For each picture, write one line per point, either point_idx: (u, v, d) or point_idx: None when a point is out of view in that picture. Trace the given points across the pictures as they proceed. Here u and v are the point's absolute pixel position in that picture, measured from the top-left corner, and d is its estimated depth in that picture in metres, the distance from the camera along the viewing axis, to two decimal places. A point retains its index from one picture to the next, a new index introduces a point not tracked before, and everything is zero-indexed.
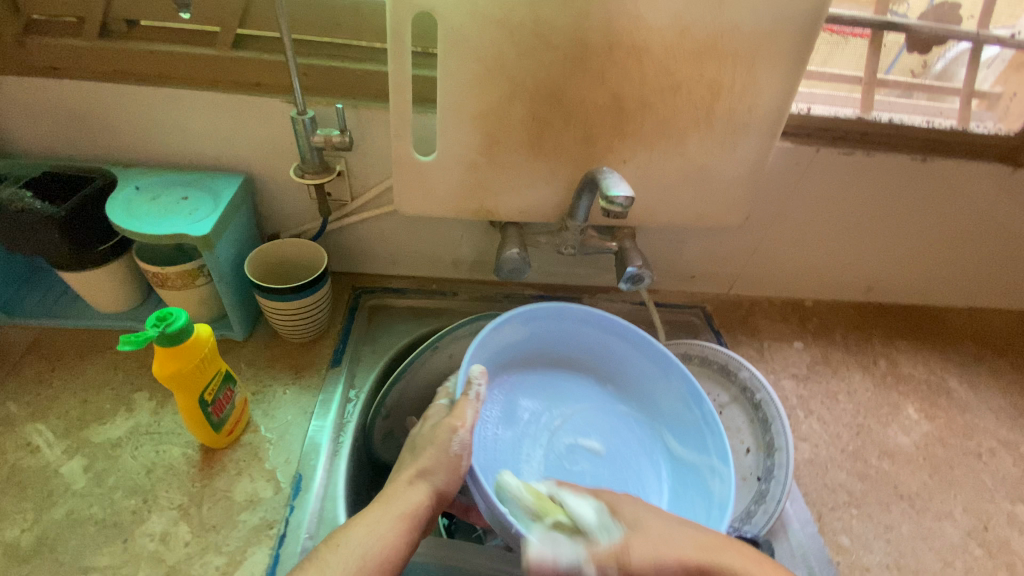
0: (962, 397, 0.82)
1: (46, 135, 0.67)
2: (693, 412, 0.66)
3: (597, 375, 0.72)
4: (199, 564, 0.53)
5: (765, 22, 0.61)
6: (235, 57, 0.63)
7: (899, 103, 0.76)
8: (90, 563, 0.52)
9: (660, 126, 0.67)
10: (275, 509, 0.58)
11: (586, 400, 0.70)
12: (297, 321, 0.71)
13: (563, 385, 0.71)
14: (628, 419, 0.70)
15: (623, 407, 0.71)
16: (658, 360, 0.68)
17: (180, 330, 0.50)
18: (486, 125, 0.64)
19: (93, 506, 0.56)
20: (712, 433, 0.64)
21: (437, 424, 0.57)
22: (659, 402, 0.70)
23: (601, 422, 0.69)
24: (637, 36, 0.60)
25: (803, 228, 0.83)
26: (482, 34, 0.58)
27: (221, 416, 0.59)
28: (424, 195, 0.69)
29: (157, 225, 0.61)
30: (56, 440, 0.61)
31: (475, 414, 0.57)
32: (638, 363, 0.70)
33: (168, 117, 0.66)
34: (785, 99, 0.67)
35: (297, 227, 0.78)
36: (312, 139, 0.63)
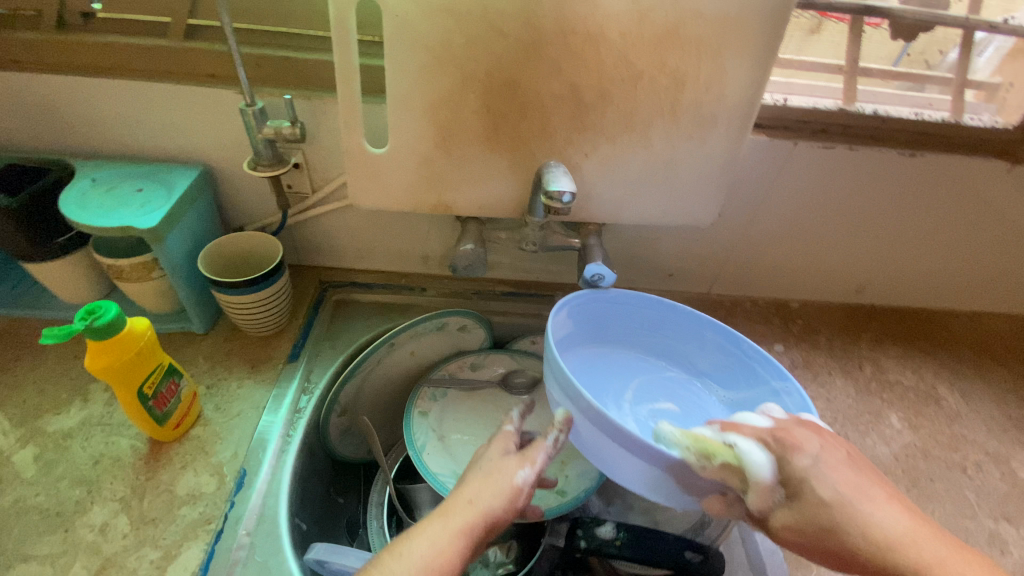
0: (952, 406, 0.77)
1: (8, 127, 0.68)
2: (735, 351, 0.63)
3: (634, 348, 0.69)
4: (134, 557, 0.53)
5: (731, 6, 0.57)
6: (186, 48, 0.63)
7: (883, 93, 0.72)
8: (29, 553, 0.53)
9: (622, 118, 0.64)
10: (216, 503, 0.57)
11: (636, 373, 0.67)
12: (252, 316, 0.70)
13: (610, 361, 0.67)
14: (679, 381, 0.67)
15: (671, 370, 0.67)
16: (691, 314, 0.64)
17: (110, 322, 0.50)
18: (439, 117, 0.62)
19: (38, 496, 0.57)
20: (762, 363, 0.61)
21: (502, 456, 0.50)
22: (701, 358, 0.67)
23: (662, 387, 0.65)
24: (593, 23, 0.57)
25: (786, 225, 0.79)
26: (428, 22, 0.56)
27: (164, 409, 0.58)
28: (380, 189, 0.68)
29: (106, 216, 0.61)
30: (11, 429, 0.62)
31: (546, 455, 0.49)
32: (668, 325, 0.67)
33: (124, 109, 0.66)
34: (757, 90, 0.63)
35: (260, 220, 0.78)
36: (262, 132, 0.62)
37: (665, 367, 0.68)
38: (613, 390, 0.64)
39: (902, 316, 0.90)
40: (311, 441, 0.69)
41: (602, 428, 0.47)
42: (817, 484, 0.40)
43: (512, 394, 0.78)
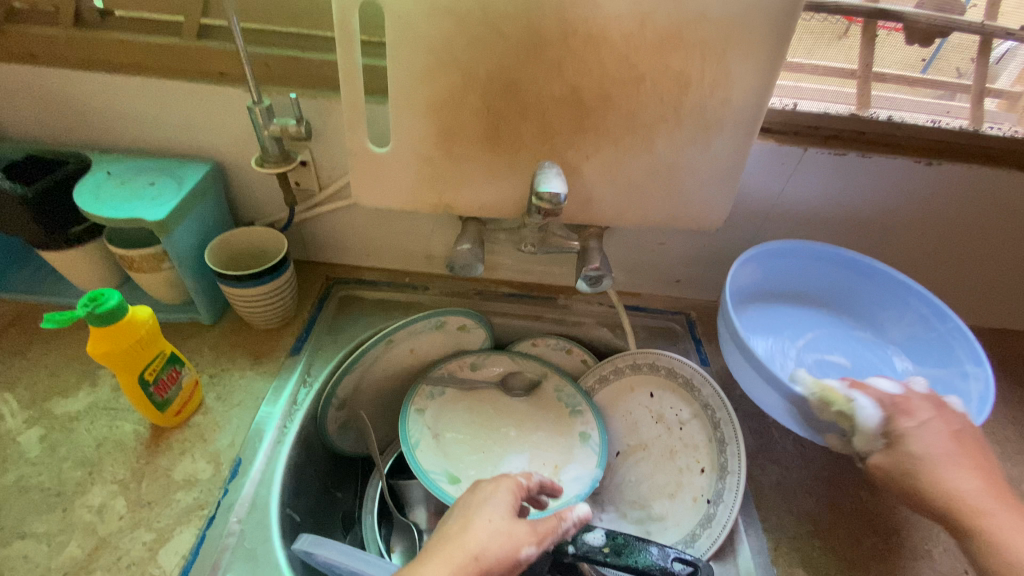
0: None
1: (32, 122, 0.71)
2: (938, 327, 0.68)
3: (824, 305, 0.76)
4: (128, 538, 0.55)
5: (735, 9, 0.56)
6: (198, 47, 0.65)
7: (900, 100, 0.69)
8: (29, 529, 0.55)
9: (623, 121, 0.63)
10: (210, 490, 0.59)
11: (819, 326, 0.74)
12: (259, 309, 0.72)
13: (789, 314, 0.75)
14: (867, 341, 0.73)
15: (865, 332, 0.74)
16: (905, 283, 0.70)
17: (112, 310, 0.52)
18: (439, 118, 0.63)
19: (42, 475, 0.59)
20: (961, 343, 0.65)
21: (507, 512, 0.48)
22: (892, 324, 0.72)
23: (838, 345, 0.72)
24: (593, 25, 0.57)
25: (797, 233, 0.77)
26: (428, 24, 0.57)
27: (165, 396, 0.60)
28: (381, 187, 0.68)
29: (119, 208, 0.63)
30: (21, 410, 0.64)
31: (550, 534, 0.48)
32: (875, 288, 0.73)
33: (140, 105, 0.68)
34: (763, 94, 0.62)
35: (268, 216, 0.79)
36: (268, 129, 0.63)
37: (851, 326, 0.74)
38: (823, 349, 0.71)
39: None
40: (308, 433, 0.70)
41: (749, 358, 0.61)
42: (913, 442, 0.51)
43: (510, 396, 0.79)
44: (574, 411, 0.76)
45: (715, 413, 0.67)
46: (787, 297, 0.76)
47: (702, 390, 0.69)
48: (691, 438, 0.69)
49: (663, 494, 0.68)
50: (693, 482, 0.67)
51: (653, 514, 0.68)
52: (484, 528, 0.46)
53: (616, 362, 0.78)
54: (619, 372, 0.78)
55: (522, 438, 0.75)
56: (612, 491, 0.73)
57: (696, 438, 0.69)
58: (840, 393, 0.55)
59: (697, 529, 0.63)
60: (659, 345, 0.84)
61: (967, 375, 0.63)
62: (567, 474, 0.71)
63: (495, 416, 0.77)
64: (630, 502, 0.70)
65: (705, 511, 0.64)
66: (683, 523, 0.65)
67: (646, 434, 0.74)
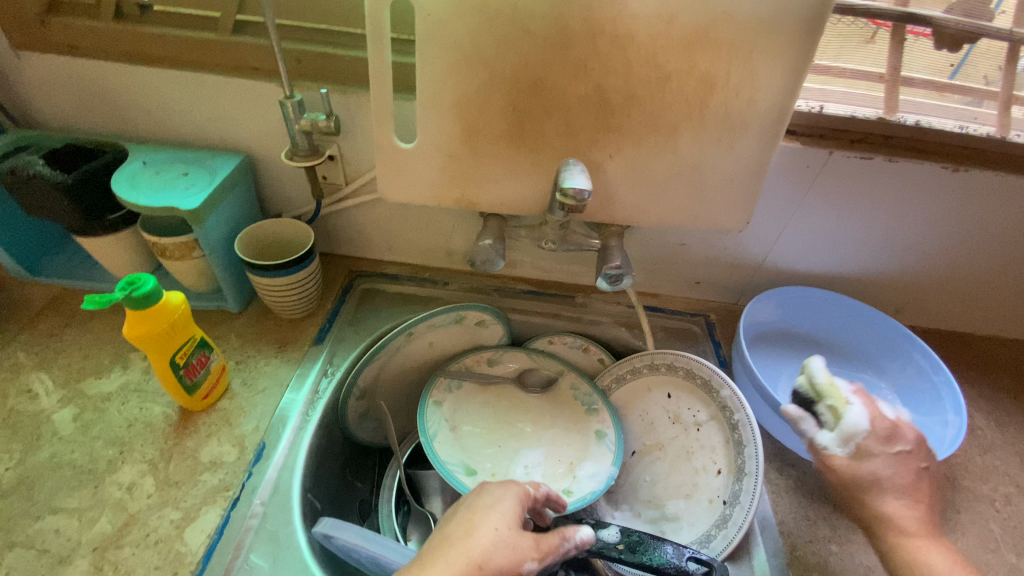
0: (986, 437, 0.73)
1: (73, 112, 0.74)
2: (933, 379, 0.72)
3: (834, 350, 0.80)
4: (156, 516, 0.56)
5: (764, 10, 0.56)
6: (234, 42, 0.67)
7: (928, 105, 0.68)
8: (61, 504, 0.57)
9: (648, 121, 0.64)
10: (235, 472, 0.61)
11: (826, 364, 0.79)
12: (285, 299, 0.74)
13: (802, 355, 0.80)
14: (870, 383, 0.77)
15: (866, 373, 0.78)
16: (906, 336, 0.75)
17: (148, 294, 0.54)
18: (465, 114, 0.64)
19: (74, 452, 0.61)
20: (950, 393, 0.69)
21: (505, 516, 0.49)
22: (895, 368, 0.77)
23: (842, 380, 0.77)
24: (621, 25, 0.58)
25: (819, 237, 0.77)
26: (458, 21, 0.58)
27: (194, 380, 0.62)
28: (406, 183, 0.70)
29: (155, 197, 0.65)
30: (55, 390, 0.67)
31: (550, 549, 0.48)
32: (882, 337, 0.77)
33: (177, 98, 0.71)
34: (789, 96, 0.62)
35: (295, 209, 0.81)
36: (299, 123, 0.65)
37: (860, 370, 0.79)
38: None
39: (944, 340, 0.85)
40: (329, 421, 0.71)
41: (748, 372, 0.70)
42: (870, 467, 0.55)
43: (527, 392, 0.79)
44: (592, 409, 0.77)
45: (733, 415, 0.66)
46: (802, 334, 0.82)
47: (721, 391, 0.68)
48: (708, 439, 0.69)
49: (679, 495, 0.68)
50: (709, 484, 0.66)
51: (669, 514, 0.68)
52: (490, 535, 0.47)
53: (634, 362, 0.78)
54: (637, 372, 0.77)
55: (538, 433, 0.75)
56: (630, 489, 0.73)
57: (713, 439, 0.68)
58: (843, 393, 0.58)
59: (712, 530, 0.63)
60: (676, 346, 0.84)
61: (950, 422, 0.68)
62: (582, 472, 0.71)
63: (512, 412, 0.77)
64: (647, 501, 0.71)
65: (720, 512, 0.63)
66: (698, 524, 0.64)
67: (663, 434, 0.73)
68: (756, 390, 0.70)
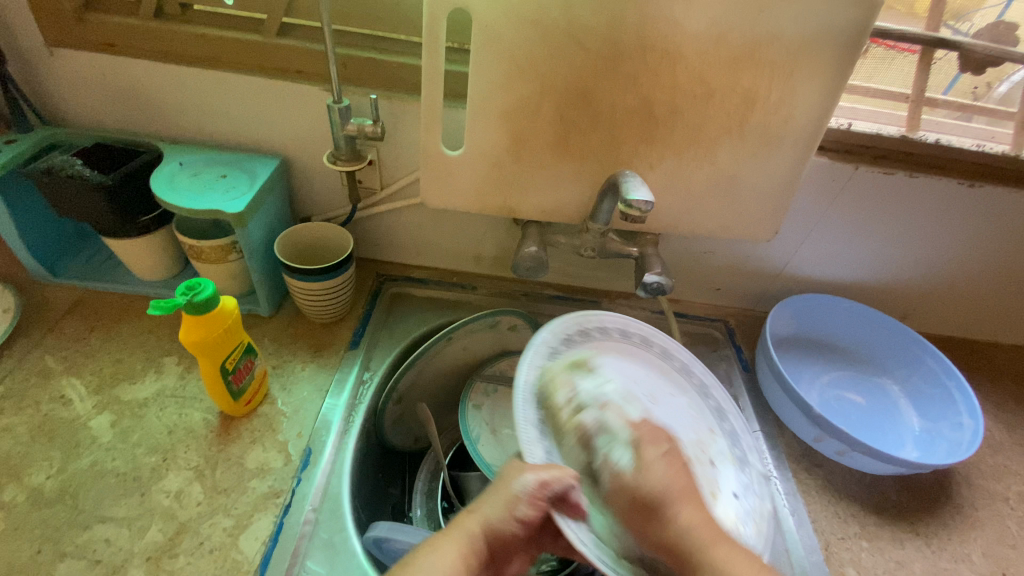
0: (995, 438, 0.78)
1: (105, 108, 0.73)
2: (944, 383, 0.77)
3: (847, 356, 0.84)
4: (208, 523, 0.56)
5: (809, 31, 0.59)
6: (277, 45, 0.65)
7: (948, 124, 0.73)
8: (108, 513, 0.56)
9: (690, 134, 0.66)
10: (284, 478, 0.60)
11: (840, 368, 0.82)
12: (320, 303, 0.73)
13: (819, 359, 0.83)
14: (882, 386, 0.81)
15: (879, 377, 0.82)
16: (920, 342, 0.79)
17: (208, 300, 0.53)
18: (514, 124, 0.65)
19: (116, 460, 0.60)
20: (964, 399, 0.74)
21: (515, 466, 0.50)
22: (905, 373, 0.81)
23: (858, 383, 0.81)
24: (671, 42, 0.60)
25: (841, 246, 0.80)
26: (515, 33, 0.59)
27: (239, 385, 0.61)
28: (449, 190, 0.70)
29: (198, 199, 0.64)
30: (88, 396, 0.65)
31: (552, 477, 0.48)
32: (893, 345, 0.82)
33: (217, 99, 0.70)
34: (824, 114, 0.64)
35: (326, 212, 0.80)
36: (346, 128, 0.65)
37: (873, 374, 0.82)
38: (842, 387, 0.80)
39: (948, 345, 0.89)
40: (368, 427, 0.71)
41: (774, 371, 0.74)
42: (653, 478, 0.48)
43: None
44: (540, 425, 0.53)
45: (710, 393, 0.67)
46: (817, 339, 0.85)
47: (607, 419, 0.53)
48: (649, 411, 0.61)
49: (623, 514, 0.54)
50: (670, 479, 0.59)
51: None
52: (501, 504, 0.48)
53: (583, 321, 0.63)
54: (591, 334, 0.63)
55: None
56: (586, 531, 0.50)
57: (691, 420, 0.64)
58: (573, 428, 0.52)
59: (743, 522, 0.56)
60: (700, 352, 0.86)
61: (964, 425, 0.72)
62: (586, 538, 0.47)
63: None
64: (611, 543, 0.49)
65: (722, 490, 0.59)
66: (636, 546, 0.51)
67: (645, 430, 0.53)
68: (778, 382, 0.74)
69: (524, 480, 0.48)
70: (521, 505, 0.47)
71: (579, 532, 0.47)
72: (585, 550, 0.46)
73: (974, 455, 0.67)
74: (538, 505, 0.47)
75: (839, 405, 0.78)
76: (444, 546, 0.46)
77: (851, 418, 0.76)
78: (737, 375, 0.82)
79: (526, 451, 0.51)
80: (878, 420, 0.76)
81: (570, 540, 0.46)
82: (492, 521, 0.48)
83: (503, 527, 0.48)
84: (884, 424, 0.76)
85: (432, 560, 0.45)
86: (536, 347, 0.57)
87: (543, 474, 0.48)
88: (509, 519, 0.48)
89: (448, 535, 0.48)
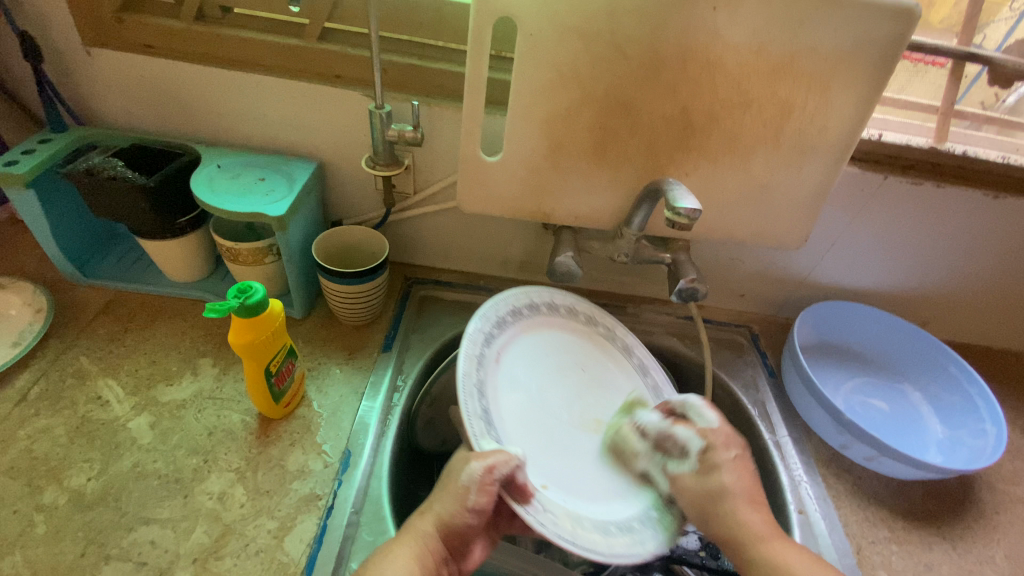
0: (1014, 442, 0.79)
1: (141, 109, 0.73)
2: (965, 389, 0.78)
3: (869, 363, 0.85)
4: (253, 525, 0.56)
5: (848, 44, 0.59)
6: (319, 50, 0.66)
7: (974, 135, 0.75)
8: (151, 515, 0.56)
9: (726, 142, 0.66)
10: (325, 481, 0.61)
11: (863, 375, 0.83)
12: (355, 306, 0.73)
13: (841, 365, 0.84)
14: (904, 392, 0.82)
15: (900, 383, 0.83)
16: (941, 348, 0.80)
17: (258, 303, 0.54)
18: (553, 131, 0.66)
19: (157, 462, 0.60)
20: (987, 405, 0.75)
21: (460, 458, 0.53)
22: (927, 378, 0.82)
23: (880, 389, 0.82)
24: (713, 52, 0.60)
25: (865, 253, 0.81)
26: (559, 42, 0.59)
27: (281, 387, 0.62)
28: (485, 195, 0.71)
29: (240, 202, 0.65)
30: (125, 397, 0.65)
31: (497, 459, 0.50)
32: (914, 352, 0.83)
33: (255, 102, 0.70)
34: (858, 125, 0.65)
35: (358, 215, 0.81)
36: (387, 133, 0.65)
37: (894, 380, 0.83)
38: (866, 393, 0.81)
39: (966, 352, 0.91)
40: (403, 429, 0.71)
41: (802, 377, 0.75)
42: (724, 474, 0.55)
43: None
44: (487, 413, 0.57)
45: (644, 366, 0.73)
46: (841, 345, 0.86)
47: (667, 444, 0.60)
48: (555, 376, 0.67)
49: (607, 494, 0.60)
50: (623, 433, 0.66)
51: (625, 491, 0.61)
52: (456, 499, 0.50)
53: (514, 302, 0.67)
54: (519, 315, 0.68)
55: None
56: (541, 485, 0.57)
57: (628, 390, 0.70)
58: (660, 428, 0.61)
59: None
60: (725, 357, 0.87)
61: (988, 431, 0.73)
62: (545, 519, 0.52)
63: None
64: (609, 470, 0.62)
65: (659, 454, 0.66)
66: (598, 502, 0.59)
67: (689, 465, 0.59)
68: (807, 388, 0.75)
69: (471, 469, 0.50)
70: (472, 495, 0.49)
71: (528, 510, 0.52)
72: (546, 532, 0.51)
73: (1000, 461, 0.68)
74: (489, 491, 0.50)
75: (863, 410, 0.79)
76: (402, 546, 0.48)
77: (877, 424, 0.77)
78: (763, 379, 0.83)
79: (477, 441, 0.53)
80: (902, 425, 0.77)
81: (529, 522, 0.50)
82: (448, 515, 0.50)
83: (458, 520, 0.50)
84: (907, 429, 0.77)
85: (399, 564, 0.46)
86: (472, 337, 0.60)
87: (490, 460, 0.50)
88: (462, 510, 0.50)
89: (403, 536, 0.49)
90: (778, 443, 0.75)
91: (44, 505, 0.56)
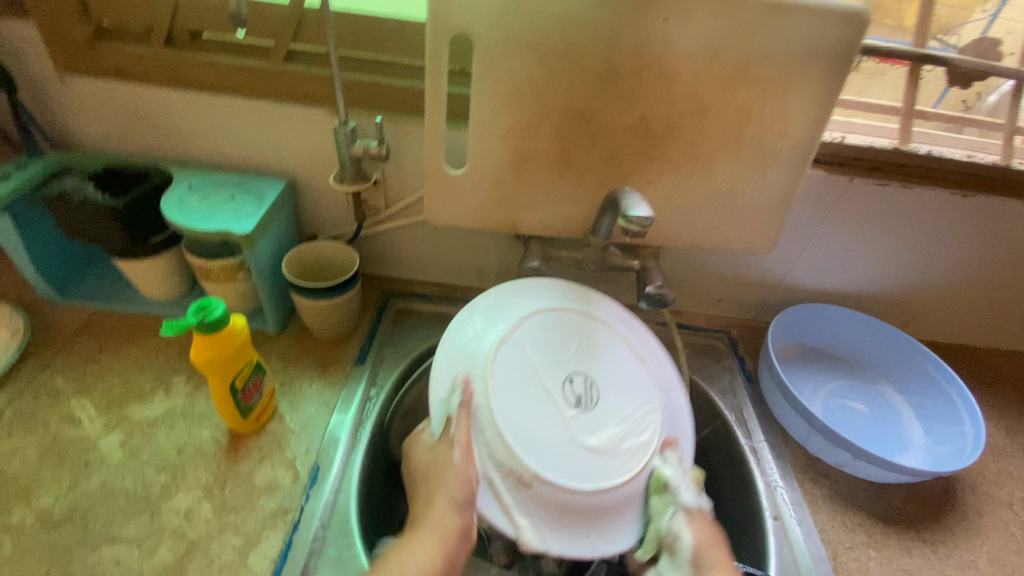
0: (996, 442, 0.78)
1: (118, 134, 0.75)
2: (944, 389, 0.77)
3: (849, 366, 0.84)
4: (218, 542, 0.56)
5: (801, 49, 0.60)
6: (285, 70, 0.67)
7: (940, 136, 0.76)
8: (118, 533, 0.56)
9: (688, 151, 0.67)
10: (293, 495, 0.61)
11: (842, 378, 0.82)
12: (325, 320, 0.74)
13: (820, 369, 0.83)
14: (885, 393, 0.81)
15: (881, 384, 0.82)
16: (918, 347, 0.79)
17: (219, 319, 0.55)
18: (514, 143, 0.66)
19: (126, 479, 0.60)
20: (965, 406, 0.74)
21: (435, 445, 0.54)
22: (907, 380, 0.81)
23: (860, 391, 0.81)
24: (667, 61, 0.61)
25: (839, 253, 0.81)
26: (515, 57, 0.60)
27: (249, 403, 0.63)
28: (451, 206, 0.72)
29: (207, 220, 0.66)
30: (97, 416, 0.66)
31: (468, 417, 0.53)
32: (892, 354, 0.82)
33: (227, 124, 0.72)
34: (817, 128, 0.65)
35: (334, 231, 0.82)
36: (352, 150, 0.66)
37: (875, 382, 0.82)
38: (845, 395, 0.80)
39: (948, 352, 0.90)
40: (376, 444, 0.70)
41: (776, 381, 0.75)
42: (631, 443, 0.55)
43: None
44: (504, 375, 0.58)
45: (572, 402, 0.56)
46: (818, 348, 0.85)
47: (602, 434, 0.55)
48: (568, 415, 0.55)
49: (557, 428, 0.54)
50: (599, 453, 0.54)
51: (623, 441, 0.56)
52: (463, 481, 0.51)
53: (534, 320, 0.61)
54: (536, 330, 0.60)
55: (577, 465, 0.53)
56: (485, 460, 0.52)
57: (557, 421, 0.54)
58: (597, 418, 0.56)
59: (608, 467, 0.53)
60: (705, 363, 0.86)
61: (971, 431, 0.72)
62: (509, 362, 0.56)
63: None
64: (501, 468, 0.51)
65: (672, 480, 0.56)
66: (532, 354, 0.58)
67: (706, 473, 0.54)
68: (781, 392, 0.74)
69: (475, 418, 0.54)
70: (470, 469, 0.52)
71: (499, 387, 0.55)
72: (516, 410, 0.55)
73: (976, 463, 0.66)
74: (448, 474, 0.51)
75: (842, 413, 0.78)
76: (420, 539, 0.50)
77: (858, 428, 0.76)
78: (741, 384, 0.82)
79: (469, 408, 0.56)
80: (882, 428, 0.76)
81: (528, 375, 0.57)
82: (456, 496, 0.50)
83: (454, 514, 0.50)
84: (887, 432, 0.76)
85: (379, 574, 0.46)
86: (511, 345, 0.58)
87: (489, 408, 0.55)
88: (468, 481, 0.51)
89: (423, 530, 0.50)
90: (755, 448, 0.73)
91: (12, 524, 0.56)
